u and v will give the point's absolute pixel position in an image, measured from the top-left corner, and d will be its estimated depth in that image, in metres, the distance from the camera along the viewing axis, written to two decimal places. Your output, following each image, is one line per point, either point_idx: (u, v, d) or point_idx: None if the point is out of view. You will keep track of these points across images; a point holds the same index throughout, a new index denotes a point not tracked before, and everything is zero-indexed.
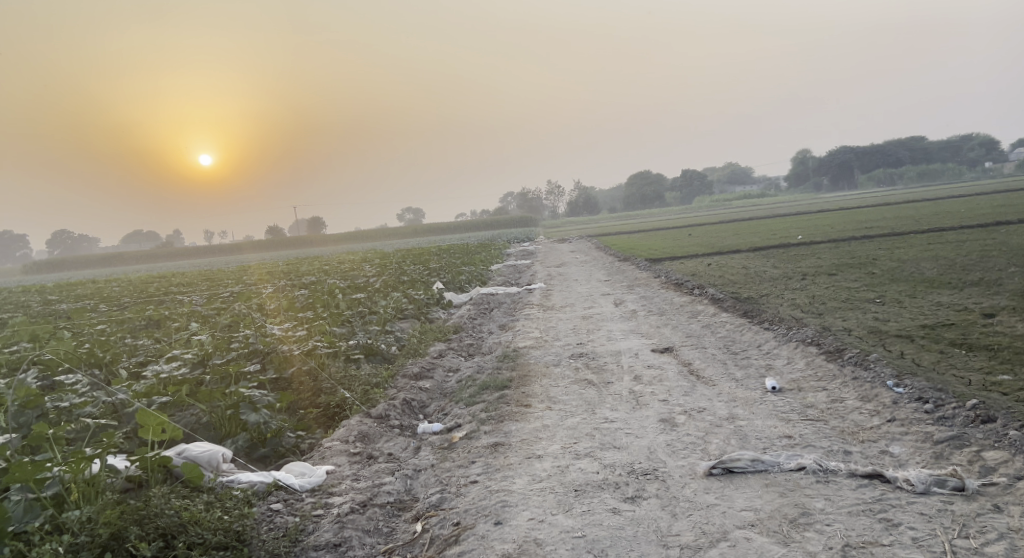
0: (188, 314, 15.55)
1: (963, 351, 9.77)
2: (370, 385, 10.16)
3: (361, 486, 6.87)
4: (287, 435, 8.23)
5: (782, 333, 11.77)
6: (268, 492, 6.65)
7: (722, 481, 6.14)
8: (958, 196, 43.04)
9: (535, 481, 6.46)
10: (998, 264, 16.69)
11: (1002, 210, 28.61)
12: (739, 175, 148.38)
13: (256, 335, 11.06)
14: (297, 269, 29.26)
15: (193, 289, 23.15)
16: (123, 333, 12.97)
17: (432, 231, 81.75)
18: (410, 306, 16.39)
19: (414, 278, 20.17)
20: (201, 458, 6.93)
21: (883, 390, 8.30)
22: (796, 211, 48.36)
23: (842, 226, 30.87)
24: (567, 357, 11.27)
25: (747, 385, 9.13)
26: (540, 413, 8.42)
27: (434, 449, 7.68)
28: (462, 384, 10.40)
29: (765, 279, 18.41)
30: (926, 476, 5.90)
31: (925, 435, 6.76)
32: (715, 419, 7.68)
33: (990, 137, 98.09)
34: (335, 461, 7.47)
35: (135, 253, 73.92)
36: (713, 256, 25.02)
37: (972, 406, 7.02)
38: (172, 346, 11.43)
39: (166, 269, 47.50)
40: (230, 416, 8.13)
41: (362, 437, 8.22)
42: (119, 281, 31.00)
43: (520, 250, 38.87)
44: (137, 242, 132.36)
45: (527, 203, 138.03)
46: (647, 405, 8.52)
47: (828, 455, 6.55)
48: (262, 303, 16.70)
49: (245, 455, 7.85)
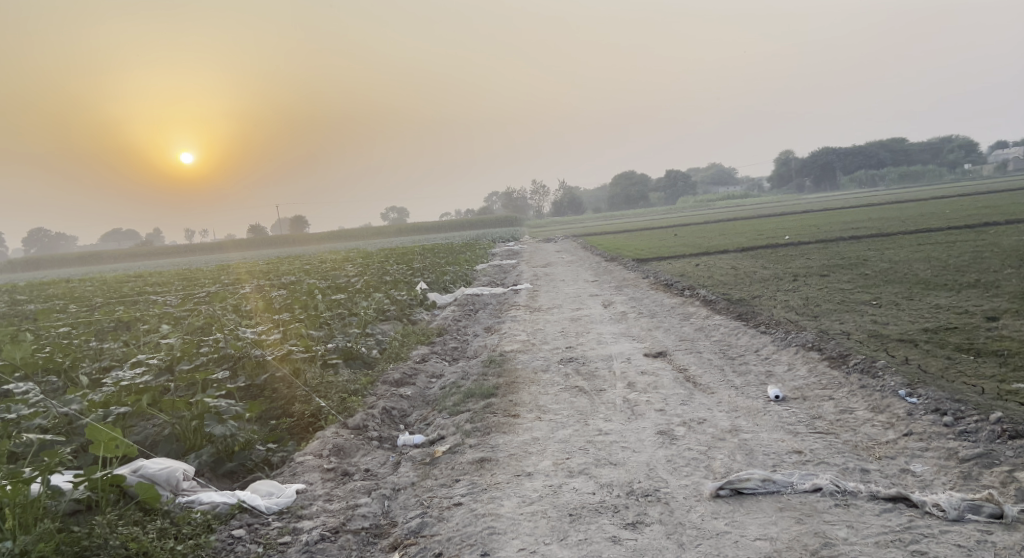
0: (160, 315, 14.82)
1: (971, 357, 9.28)
2: (347, 392, 9.55)
3: (334, 508, 6.29)
4: (257, 448, 7.59)
5: (780, 337, 11.25)
6: (231, 515, 6.07)
7: (731, 505, 5.60)
8: (942, 196, 42.69)
9: (526, 503, 5.89)
10: (993, 265, 16.29)
11: (987, 211, 28.41)
12: (721, 175, 148.55)
13: (228, 337, 10.40)
14: (275, 268, 28.53)
15: (167, 289, 22.32)
16: (87, 335, 12.25)
17: (416, 231, 81.01)
18: (393, 307, 15.77)
19: (396, 279, 19.52)
20: (159, 477, 6.26)
21: (895, 400, 7.80)
22: (780, 212, 47.79)
23: (828, 226, 30.46)
24: (556, 363, 10.70)
25: (747, 394, 8.60)
26: (529, 424, 7.84)
27: (415, 465, 7.08)
28: (445, 391, 9.81)
29: (756, 280, 17.97)
30: (959, 501, 5.38)
31: (948, 451, 6.25)
32: (718, 431, 7.13)
33: (970, 140, 98.76)
34: (307, 478, 6.86)
35: (111, 252, 72.48)
36: (701, 257, 24.54)
37: (996, 420, 6.52)
38: (139, 351, 10.76)
39: (141, 269, 46.40)
40: (195, 428, 7.53)
41: (337, 451, 7.62)
42: (93, 281, 30.06)
43: (504, 250, 38.09)
44: (118, 242, 130.42)
45: (510, 203, 137.17)
46: (643, 416, 7.96)
47: (846, 474, 6.02)
48: (237, 304, 16.02)
49: (210, 471, 7.24)
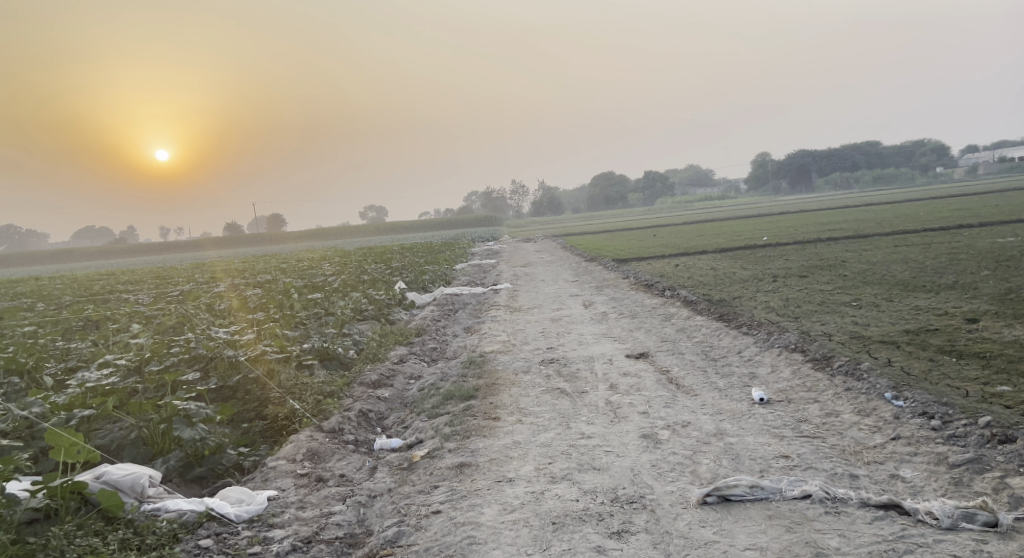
0: (131, 313, 14.50)
1: (953, 359, 9.21)
2: (322, 394, 9.29)
3: (307, 515, 6.07)
4: (228, 452, 7.31)
5: (763, 338, 11.13)
6: (199, 523, 5.84)
7: (719, 513, 5.46)
8: (916, 198, 43.19)
9: (507, 510, 5.71)
10: (971, 266, 16.33)
11: (961, 213, 28.62)
12: (698, 177, 149.16)
13: (200, 336, 10.10)
14: (251, 267, 28.02)
15: (139, 288, 21.86)
16: (54, 334, 11.90)
17: (394, 230, 80.58)
18: (370, 307, 15.49)
19: (374, 277, 19.24)
20: (123, 483, 5.98)
21: (881, 404, 7.69)
22: (758, 213, 48.05)
23: (804, 228, 30.52)
24: (537, 364, 10.50)
25: (731, 397, 8.45)
26: (510, 427, 7.64)
27: (392, 470, 6.85)
28: (423, 393, 9.59)
29: (736, 280, 17.89)
30: (952, 509, 5.28)
31: (939, 456, 6.13)
32: (702, 435, 6.97)
33: (942, 145, 100.00)
34: (280, 485, 6.61)
35: (84, 250, 71.39)
36: (680, 257, 24.47)
37: (985, 424, 6.41)
38: (107, 350, 10.45)
39: (112, 266, 45.66)
40: (164, 431, 7.24)
41: (311, 455, 7.38)
42: (66, 278, 29.58)
43: (482, 250, 37.87)
44: (90, 239, 128.71)
45: (489, 203, 136.69)
46: (626, 419, 7.79)
47: (835, 480, 5.90)
48: (211, 302, 15.70)
49: (178, 476, 6.99)
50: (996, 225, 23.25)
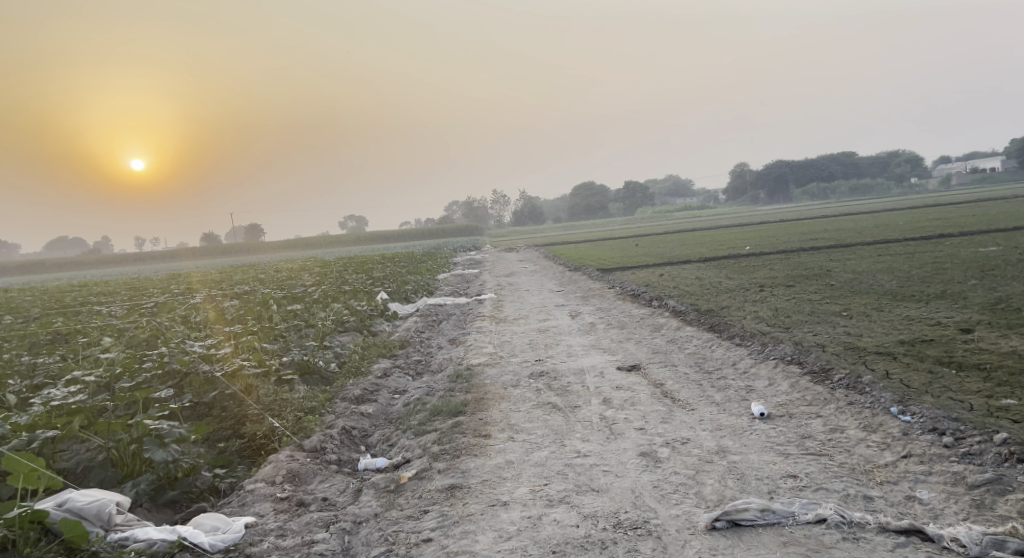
0: (102, 327, 13.96)
1: (953, 371, 8.94)
2: (303, 411, 8.87)
3: (288, 545, 5.77)
4: (203, 473, 6.89)
5: (757, 350, 10.84)
6: (170, 553, 5.56)
7: (729, 539, 5.33)
8: (892, 209, 43.19)
9: (502, 538, 5.50)
10: (958, 276, 16.16)
11: (941, 223, 28.61)
12: (678, 188, 149.59)
13: (173, 350, 9.63)
14: (229, 278, 27.36)
15: (112, 300, 21.20)
16: (21, 348, 11.39)
17: (373, 241, 79.88)
18: (352, 319, 15.04)
19: (356, 289, 18.78)
20: (88, 511, 5.64)
21: (887, 418, 7.42)
22: (738, 223, 48.05)
23: (787, 237, 30.37)
24: (526, 378, 10.12)
25: (730, 411, 8.13)
26: (501, 445, 7.29)
27: (378, 493, 6.46)
28: (409, 408, 9.19)
29: (722, 290, 17.63)
30: (981, 536, 5.19)
31: (955, 476, 5.87)
32: (704, 452, 6.60)
33: (917, 156, 101.09)
34: (258, 510, 6.21)
35: (57, 261, 70.07)
36: (665, 266, 24.19)
37: (1003, 441, 6.12)
38: (76, 366, 9.96)
39: (85, 276, 44.70)
40: (135, 452, 6.82)
41: (291, 477, 6.98)
42: (37, 290, 28.77)
43: (466, 260, 37.44)
44: (63, 250, 126.83)
45: (471, 212, 136.06)
46: (623, 436, 7.45)
47: (848, 503, 5.64)
48: (187, 315, 15.18)
49: (149, 501, 6.58)
50: (978, 234, 23.17)
